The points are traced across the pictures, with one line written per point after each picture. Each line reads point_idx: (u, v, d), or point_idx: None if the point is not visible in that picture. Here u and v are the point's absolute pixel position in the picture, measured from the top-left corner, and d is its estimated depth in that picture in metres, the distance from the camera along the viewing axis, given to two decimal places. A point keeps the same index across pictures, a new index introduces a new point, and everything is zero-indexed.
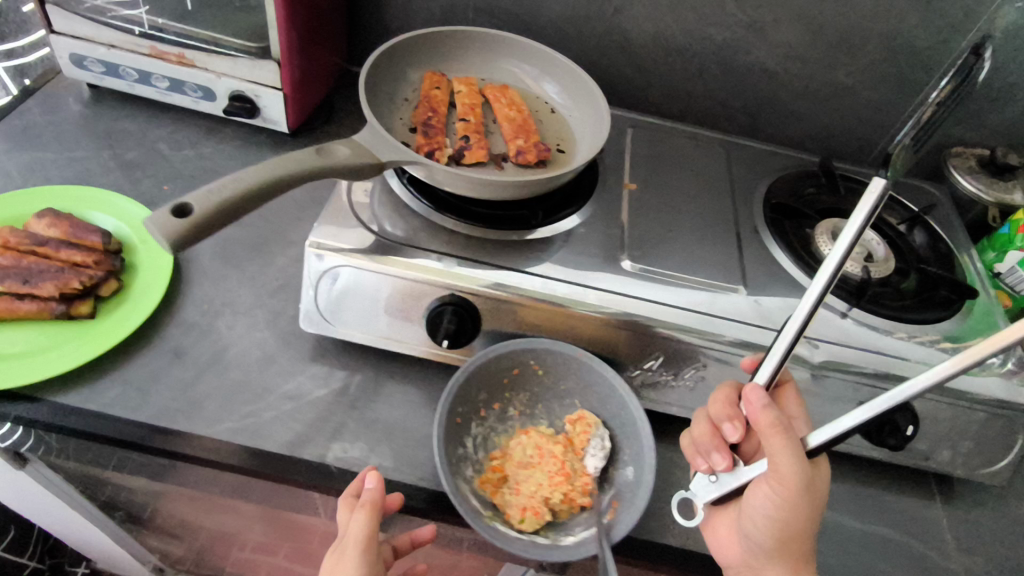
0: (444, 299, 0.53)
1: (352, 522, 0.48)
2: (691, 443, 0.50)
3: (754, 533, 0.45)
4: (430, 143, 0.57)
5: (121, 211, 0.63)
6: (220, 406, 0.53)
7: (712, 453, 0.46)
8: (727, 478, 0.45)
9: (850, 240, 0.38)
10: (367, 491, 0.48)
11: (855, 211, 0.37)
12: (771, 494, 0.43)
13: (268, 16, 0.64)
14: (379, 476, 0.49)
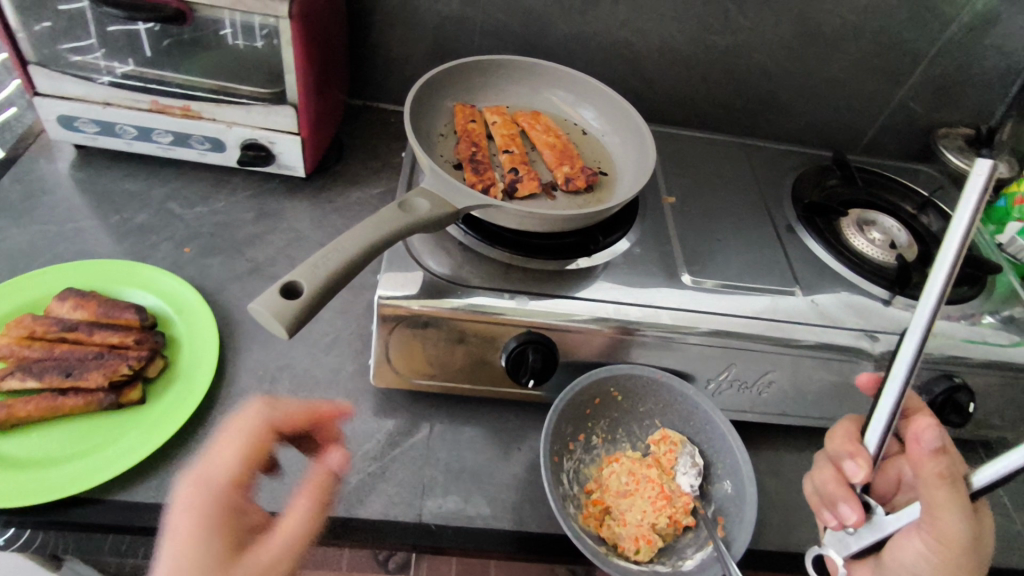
0: (522, 338, 0.52)
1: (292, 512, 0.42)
2: (816, 492, 0.47)
3: None
4: (482, 180, 0.56)
5: (148, 281, 0.58)
6: (301, 478, 0.51)
7: (841, 504, 0.44)
8: (865, 530, 0.43)
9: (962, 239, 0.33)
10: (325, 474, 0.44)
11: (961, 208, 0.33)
12: (925, 548, 0.41)
13: (284, 60, 0.61)
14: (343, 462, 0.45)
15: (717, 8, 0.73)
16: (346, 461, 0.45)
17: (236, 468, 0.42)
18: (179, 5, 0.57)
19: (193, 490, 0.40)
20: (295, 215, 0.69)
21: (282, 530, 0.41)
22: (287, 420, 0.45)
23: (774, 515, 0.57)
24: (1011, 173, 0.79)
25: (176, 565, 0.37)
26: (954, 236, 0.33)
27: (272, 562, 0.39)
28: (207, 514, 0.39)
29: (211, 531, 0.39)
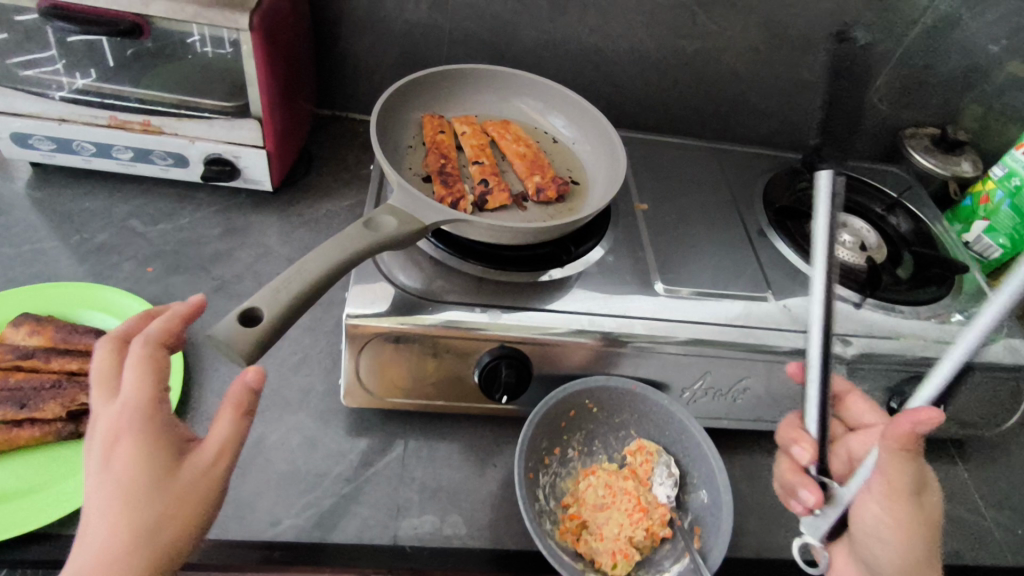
0: (496, 353, 0.52)
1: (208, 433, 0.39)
2: (781, 483, 0.48)
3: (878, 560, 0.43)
4: (451, 193, 0.55)
5: (109, 304, 0.57)
6: (273, 503, 0.50)
7: (802, 490, 0.44)
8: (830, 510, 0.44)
9: (827, 233, 0.39)
10: (239, 385, 0.40)
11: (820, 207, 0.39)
12: (880, 510, 0.41)
13: (246, 74, 0.59)
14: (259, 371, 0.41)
15: (685, 12, 0.74)
16: (263, 374, 0.40)
17: (146, 397, 0.37)
18: (134, 18, 0.56)
19: (105, 435, 0.36)
20: (263, 230, 0.68)
21: (211, 440, 0.39)
22: (163, 331, 0.41)
23: (751, 522, 0.57)
24: (975, 171, 0.80)
25: (116, 471, 0.35)
26: (821, 233, 0.39)
27: (216, 449, 0.38)
28: (132, 440, 0.36)
29: (141, 447, 0.36)
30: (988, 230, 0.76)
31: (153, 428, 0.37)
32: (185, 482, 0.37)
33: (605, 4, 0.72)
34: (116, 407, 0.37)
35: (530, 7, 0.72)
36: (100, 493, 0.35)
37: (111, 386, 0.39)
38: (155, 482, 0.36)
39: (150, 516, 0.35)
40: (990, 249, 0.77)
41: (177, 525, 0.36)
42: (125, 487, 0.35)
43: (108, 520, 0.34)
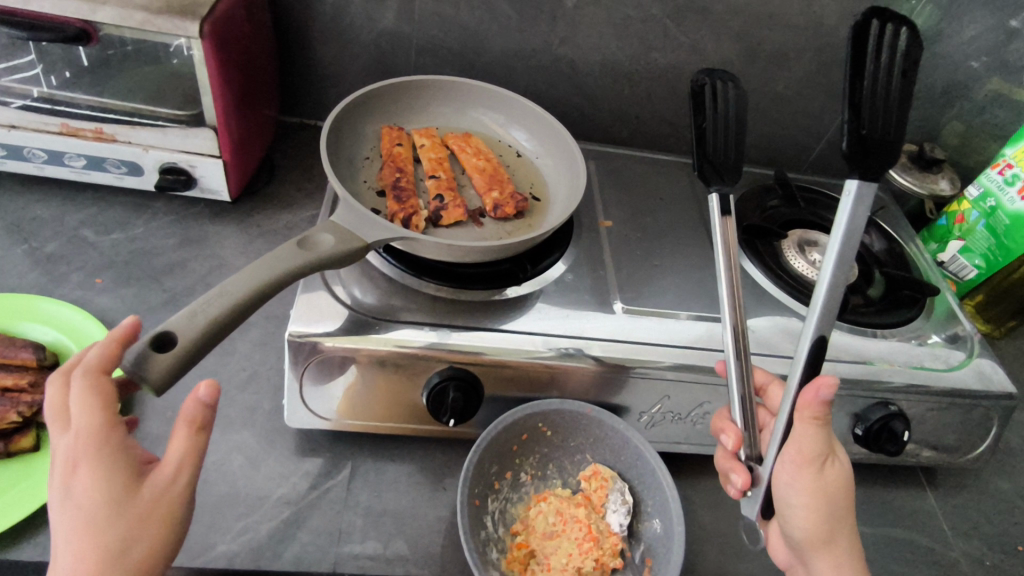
0: (444, 373, 0.50)
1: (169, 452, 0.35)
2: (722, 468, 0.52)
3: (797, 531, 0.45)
4: (404, 209, 0.54)
5: (51, 316, 0.55)
6: (209, 526, 0.48)
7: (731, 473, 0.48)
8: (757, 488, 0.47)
9: (841, 245, 0.39)
10: (194, 401, 0.36)
11: (837, 217, 0.39)
12: (793, 474, 0.44)
13: (199, 81, 0.58)
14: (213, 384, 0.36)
15: (657, 25, 0.72)
16: (217, 389, 0.36)
17: (99, 423, 0.34)
18: (82, 25, 0.54)
19: (61, 463, 0.33)
20: (219, 241, 0.66)
21: (170, 456, 0.35)
22: (104, 359, 0.36)
23: (708, 550, 0.55)
24: (952, 190, 0.78)
25: (75, 499, 0.32)
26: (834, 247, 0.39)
27: (178, 465, 0.35)
28: (88, 465, 0.33)
29: (99, 473, 0.33)
30: (963, 251, 0.75)
31: (109, 451, 0.34)
32: (149, 501, 0.34)
33: (576, 15, 0.71)
34: (67, 435, 0.34)
35: (499, 16, 0.71)
36: (63, 522, 0.32)
37: (59, 417, 0.35)
38: (117, 506, 0.33)
39: (116, 540, 0.32)
40: (965, 270, 0.76)
41: (145, 545, 0.33)
42: (85, 515, 0.32)
43: (72, 547, 0.32)
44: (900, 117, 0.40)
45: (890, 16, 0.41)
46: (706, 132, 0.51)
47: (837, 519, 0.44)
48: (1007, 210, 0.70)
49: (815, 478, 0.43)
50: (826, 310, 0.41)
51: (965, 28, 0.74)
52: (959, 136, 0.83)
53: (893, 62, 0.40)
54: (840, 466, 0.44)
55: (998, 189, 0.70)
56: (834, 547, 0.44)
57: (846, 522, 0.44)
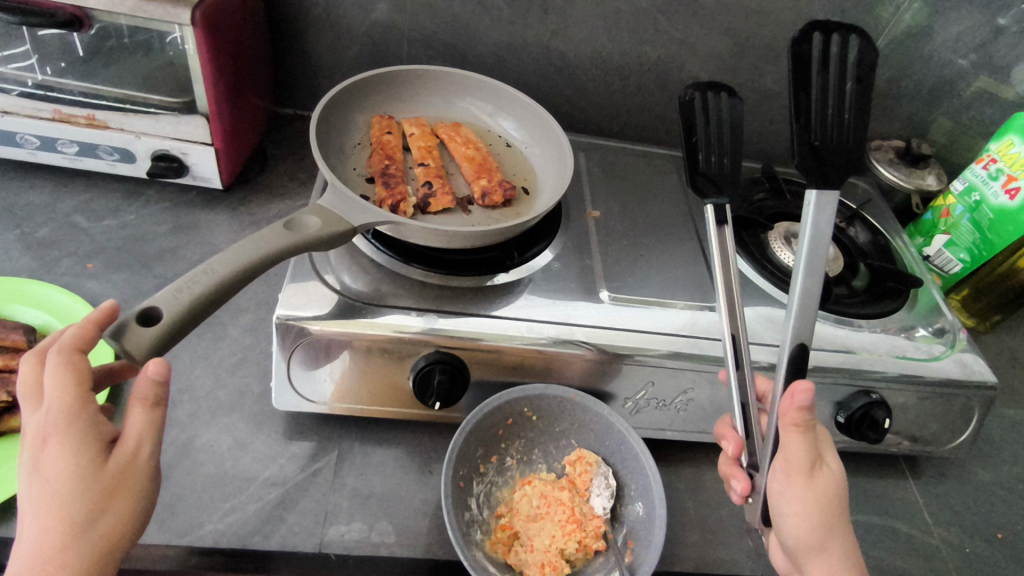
0: (430, 357, 0.50)
1: (129, 428, 0.34)
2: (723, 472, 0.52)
3: (791, 539, 0.44)
4: (392, 195, 0.55)
5: (42, 299, 0.56)
6: (196, 506, 0.49)
7: (731, 479, 0.49)
8: (754, 496, 0.47)
9: (808, 249, 0.41)
10: (143, 381, 0.34)
11: (803, 224, 0.41)
12: (783, 484, 0.44)
13: (192, 68, 0.58)
14: (166, 364, 0.34)
15: (647, 18, 0.73)
16: (167, 365, 0.34)
17: (69, 401, 0.33)
18: (74, 10, 0.54)
19: (32, 440, 0.33)
20: (211, 228, 0.67)
21: (128, 432, 0.34)
22: (82, 335, 0.35)
23: (691, 535, 0.56)
24: (939, 185, 0.79)
25: (42, 473, 0.32)
26: (802, 253, 0.42)
27: (140, 440, 0.34)
28: (57, 440, 0.32)
29: (66, 448, 0.32)
30: (947, 244, 0.76)
31: (78, 426, 0.33)
32: (114, 475, 0.33)
33: (567, 8, 0.72)
34: (40, 411, 0.33)
35: (490, 9, 0.71)
36: (30, 495, 0.32)
37: (34, 394, 0.34)
38: (83, 481, 0.32)
39: (82, 513, 0.32)
40: (950, 263, 0.77)
41: (113, 517, 0.33)
42: (52, 490, 0.32)
43: (38, 520, 0.31)
44: (856, 121, 0.44)
45: (835, 28, 0.46)
46: (697, 144, 0.54)
47: (832, 529, 0.43)
48: (992, 204, 0.70)
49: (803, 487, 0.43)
50: (802, 312, 0.43)
51: (952, 24, 0.75)
52: (947, 133, 0.84)
53: (837, 70, 0.45)
54: (833, 477, 0.44)
55: (982, 184, 0.71)
56: (828, 553, 0.43)
57: (843, 532, 0.44)
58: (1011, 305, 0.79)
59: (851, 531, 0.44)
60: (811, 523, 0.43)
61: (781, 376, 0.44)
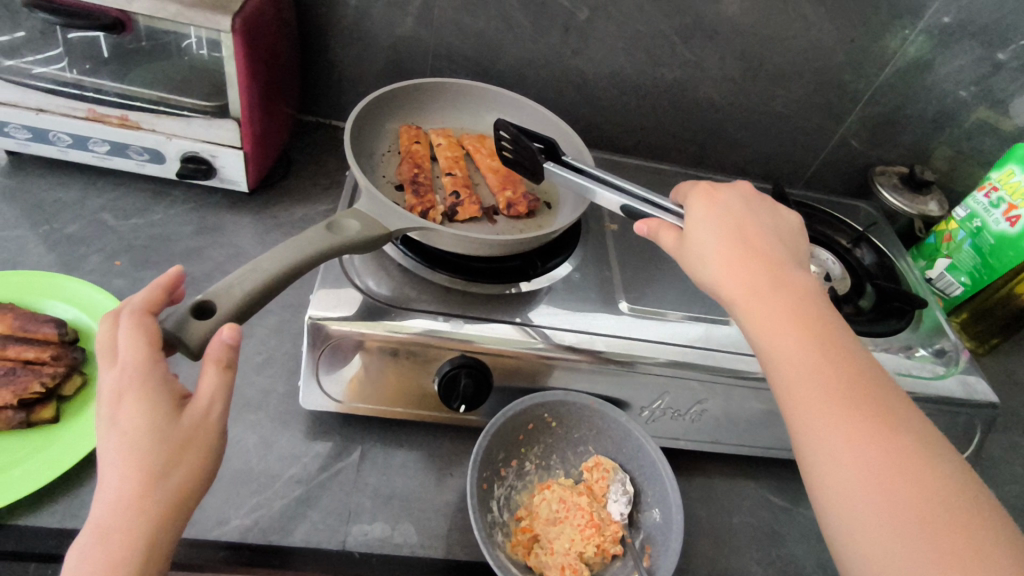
0: (456, 361, 0.52)
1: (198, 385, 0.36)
2: None
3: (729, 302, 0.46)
4: (422, 203, 0.56)
5: (74, 295, 0.57)
6: (223, 502, 0.49)
7: None
8: None
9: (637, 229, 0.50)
10: (216, 344, 0.36)
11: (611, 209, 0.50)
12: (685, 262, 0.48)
13: (227, 73, 0.60)
14: (238, 330, 0.37)
15: (665, 41, 0.75)
16: (238, 329, 0.37)
17: (144, 360, 0.35)
18: (117, 14, 0.56)
19: (107, 397, 0.34)
20: (236, 230, 0.68)
21: (200, 392, 0.36)
22: (150, 301, 0.38)
23: (704, 543, 0.57)
24: (940, 212, 0.81)
25: (120, 426, 0.34)
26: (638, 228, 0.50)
27: (210, 398, 0.36)
28: (133, 396, 0.34)
29: (143, 404, 0.34)
30: (949, 268, 0.79)
31: (152, 384, 0.35)
32: (188, 429, 0.35)
33: (588, 28, 0.74)
34: (114, 370, 0.35)
35: (514, 26, 0.74)
36: (109, 449, 0.33)
37: (108, 353, 0.36)
38: (159, 434, 0.34)
39: (158, 464, 0.33)
40: (951, 286, 0.79)
41: (186, 468, 0.34)
42: (129, 442, 0.33)
43: (118, 470, 0.33)
44: None
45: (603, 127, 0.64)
46: None
47: (727, 262, 0.45)
48: (993, 230, 0.73)
49: (684, 256, 0.48)
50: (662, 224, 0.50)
51: (955, 57, 0.77)
52: (948, 161, 0.87)
53: None
54: (702, 226, 0.48)
55: (983, 211, 0.74)
56: (740, 278, 0.44)
57: (744, 257, 0.45)
58: (1009, 330, 0.81)
59: (756, 252, 0.46)
60: (704, 270, 0.46)
61: (668, 214, 0.51)
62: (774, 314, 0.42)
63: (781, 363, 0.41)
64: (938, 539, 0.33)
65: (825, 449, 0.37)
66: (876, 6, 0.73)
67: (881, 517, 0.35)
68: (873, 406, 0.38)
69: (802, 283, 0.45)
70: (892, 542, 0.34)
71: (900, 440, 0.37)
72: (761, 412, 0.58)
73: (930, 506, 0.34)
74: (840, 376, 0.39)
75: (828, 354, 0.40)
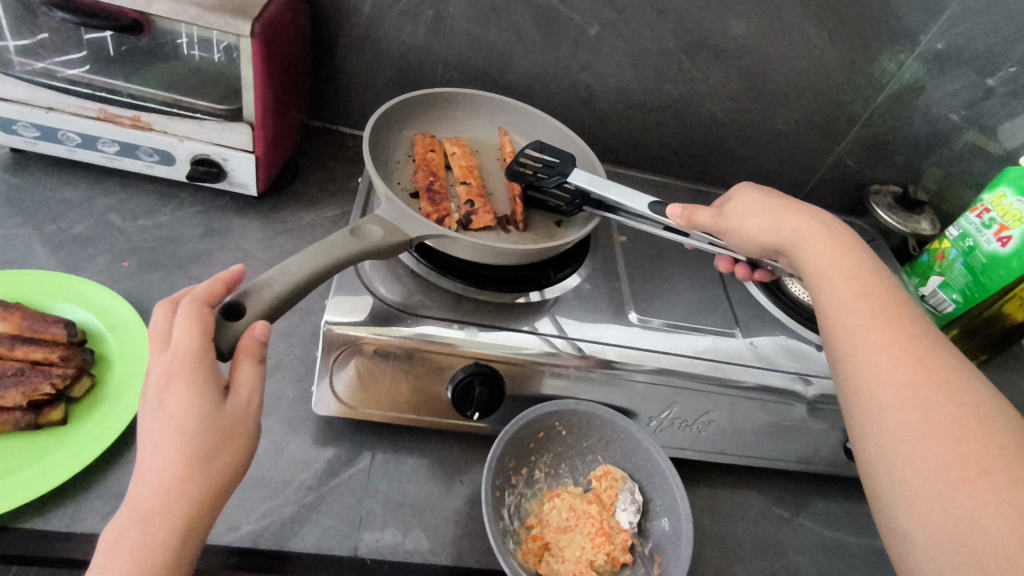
0: (469, 369, 0.52)
1: (235, 375, 0.36)
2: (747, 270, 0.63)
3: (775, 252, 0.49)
4: (437, 211, 0.57)
5: (83, 296, 0.56)
6: (235, 506, 0.49)
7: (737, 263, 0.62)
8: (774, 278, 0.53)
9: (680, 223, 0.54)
10: (251, 338, 0.37)
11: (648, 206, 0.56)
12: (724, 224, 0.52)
13: (243, 78, 0.60)
14: (268, 329, 0.38)
15: (671, 59, 0.77)
16: (269, 326, 0.38)
17: (196, 348, 0.35)
18: (135, 15, 0.55)
19: (156, 380, 0.35)
20: (244, 234, 0.68)
21: (240, 383, 0.36)
22: (210, 292, 0.39)
23: (709, 553, 0.58)
24: (933, 229, 0.83)
25: (167, 409, 0.34)
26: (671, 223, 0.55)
27: (251, 391, 0.36)
28: (182, 381, 0.35)
29: (190, 389, 0.34)
30: (942, 285, 0.81)
31: (200, 370, 0.35)
32: (230, 419, 0.35)
33: (597, 44, 0.75)
34: (166, 353, 0.36)
35: (525, 39, 0.75)
36: (154, 431, 0.34)
37: (161, 338, 0.37)
38: (204, 420, 0.34)
39: (201, 449, 0.34)
40: (943, 304, 0.81)
41: (224, 456, 0.35)
42: (176, 425, 0.34)
43: (162, 453, 0.33)
44: None
45: None
46: None
47: (775, 215, 0.49)
48: (984, 250, 0.75)
49: (729, 220, 0.52)
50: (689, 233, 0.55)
51: (949, 82, 0.79)
52: (938, 182, 0.89)
53: None
54: (743, 193, 0.52)
55: (976, 231, 0.76)
56: (784, 230, 0.48)
57: (799, 216, 0.48)
58: (995, 346, 0.83)
59: (803, 208, 0.49)
60: (750, 228, 0.50)
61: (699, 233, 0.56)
62: (825, 257, 0.46)
63: (835, 303, 0.43)
64: (972, 458, 0.34)
65: (867, 372, 0.39)
66: (875, 31, 0.75)
67: (915, 434, 0.36)
68: (915, 338, 0.40)
69: (858, 243, 0.47)
70: (924, 460, 0.35)
71: (948, 370, 0.38)
72: (765, 425, 0.60)
73: (970, 428, 0.35)
74: (885, 312, 0.41)
75: (880, 299, 0.42)
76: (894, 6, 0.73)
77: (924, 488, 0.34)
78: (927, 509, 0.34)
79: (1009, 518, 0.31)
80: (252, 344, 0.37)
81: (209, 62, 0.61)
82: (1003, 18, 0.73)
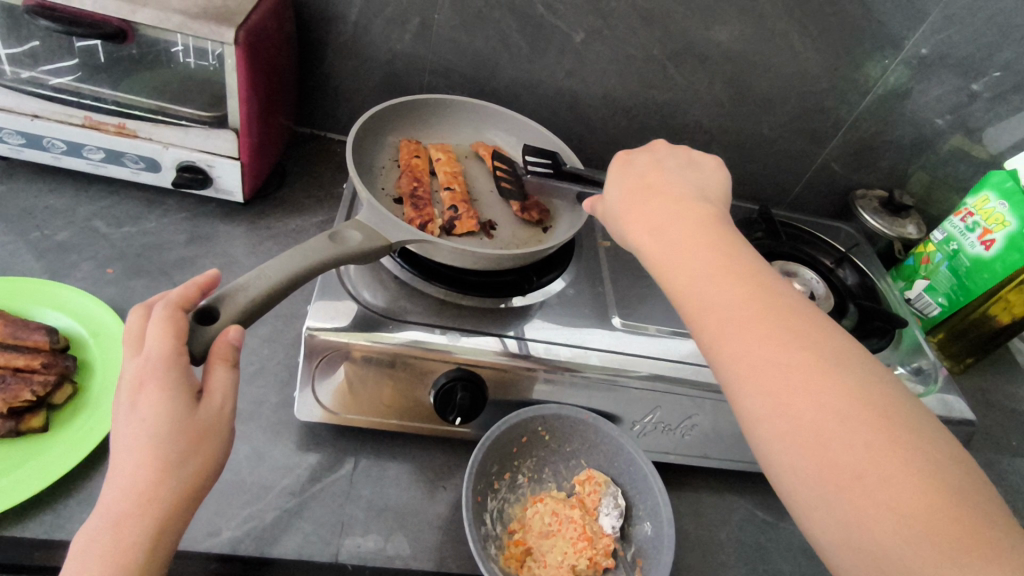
0: (451, 375, 0.52)
1: (206, 379, 0.36)
2: None
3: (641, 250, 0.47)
4: (420, 216, 0.57)
5: (66, 303, 0.56)
6: (215, 512, 0.49)
7: None
8: None
9: None
10: (223, 342, 0.37)
11: None
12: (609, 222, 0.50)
13: (228, 86, 0.60)
14: (241, 333, 0.38)
15: (657, 65, 0.78)
16: (244, 330, 0.38)
17: (168, 352, 0.35)
18: (120, 23, 0.56)
19: (129, 383, 0.35)
20: (229, 240, 0.68)
21: (213, 387, 0.36)
22: (184, 296, 0.39)
23: (692, 556, 0.58)
24: (919, 234, 0.84)
25: (139, 413, 0.34)
26: None
27: (224, 394, 0.37)
28: (154, 385, 0.35)
29: (162, 392, 0.34)
30: (927, 289, 0.81)
31: (173, 374, 0.35)
32: (203, 423, 0.35)
33: (583, 51, 0.76)
34: (139, 357, 0.36)
35: (511, 46, 0.75)
36: (127, 434, 0.34)
37: (135, 341, 0.37)
38: (176, 424, 0.34)
39: (173, 453, 0.34)
40: (928, 306, 0.82)
41: (197, 460, 0.35)
42: (148, 429, 0.34)
43: (134, 457, 0.33)
44: None
45: None
46: None
47: (633, 213, 0.47)
48: (968, 253, 0.75)
49: (609, 217, 0.50)
50: None
51: (932, 87, 0.80)
52: (925, 186, 0.90)
53: None
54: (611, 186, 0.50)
55: (960, 235, 0.76)
56: (640, 228, 0.46)
57: (651, 210, 0.46)
58: (982, 350, 0.83)
59: (658, 195, 0.47)
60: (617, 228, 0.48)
61: None
62: (675, 252, 0.43)
63: (690, 308, 0.40)
64: (844, 462, 0.33)
65: (732, 380, 0.37)
66: (859, 38, 0.76)
67: (789, 439, 0.35)
68: (771, 329, 0.38)
69: (712, 221, 0.44)
70: (803, 468, 0.34)
71: (801, 360, 0.36)
72: None
73: (828, 424, 0.34)
74: (737, 305, 0.39)
75: (736, 288, 0.40)
76: (876, 13, 0.74)
77: (811, 496, 0.34)
78: (818, 519, 0.33)
79: (888, 521, 0.31)
80: (224, 349, 0.37)
81: (194, 69, 0.61)
82: (984, 25, 0.74)
